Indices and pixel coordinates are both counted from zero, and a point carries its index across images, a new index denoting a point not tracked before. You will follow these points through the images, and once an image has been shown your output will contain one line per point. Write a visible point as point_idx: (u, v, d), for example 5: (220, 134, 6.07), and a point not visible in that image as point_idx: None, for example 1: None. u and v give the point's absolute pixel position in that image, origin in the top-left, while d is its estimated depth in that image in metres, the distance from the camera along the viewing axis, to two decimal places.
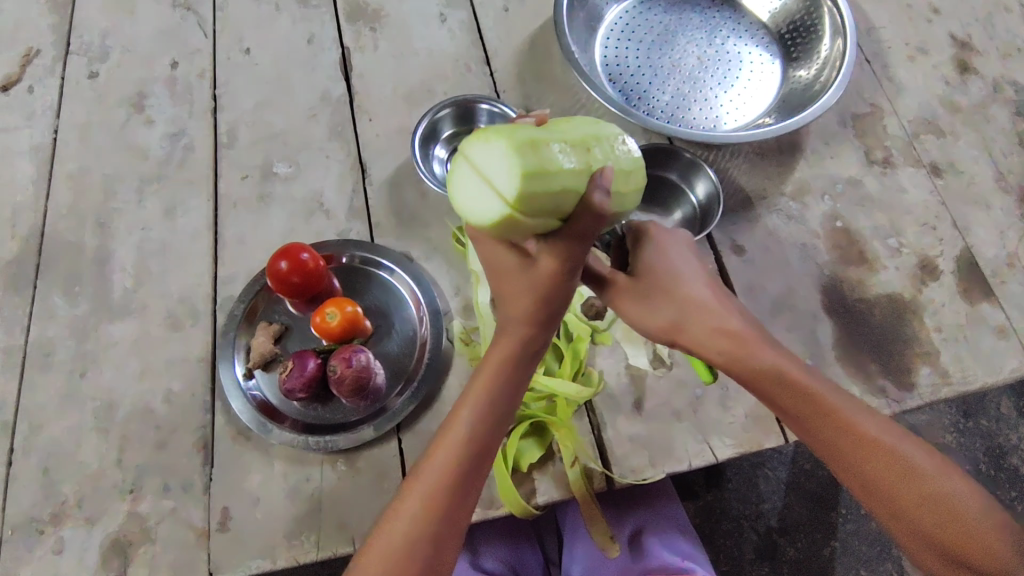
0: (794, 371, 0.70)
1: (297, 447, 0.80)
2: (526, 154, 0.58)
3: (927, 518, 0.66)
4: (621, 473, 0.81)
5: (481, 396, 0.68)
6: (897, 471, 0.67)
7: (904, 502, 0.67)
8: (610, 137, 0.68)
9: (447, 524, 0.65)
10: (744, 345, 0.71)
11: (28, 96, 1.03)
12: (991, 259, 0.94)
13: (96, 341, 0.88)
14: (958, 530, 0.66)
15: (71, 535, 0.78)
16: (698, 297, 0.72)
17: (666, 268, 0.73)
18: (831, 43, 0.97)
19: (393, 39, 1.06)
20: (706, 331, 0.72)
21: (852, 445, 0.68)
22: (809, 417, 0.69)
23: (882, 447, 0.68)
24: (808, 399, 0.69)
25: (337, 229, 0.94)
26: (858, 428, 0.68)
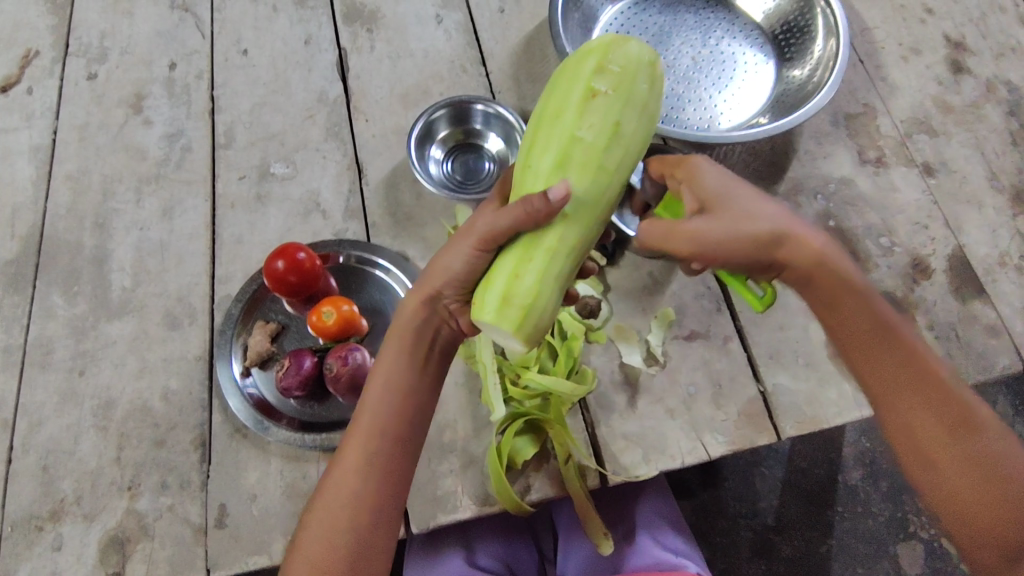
0: (877, 303, 0.68)
1: (294, 445, 0.80)
2: (510, 310, 0.63)
3: (965, 475, 0.61)
4: (615, 470, 0.82)
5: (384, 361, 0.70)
6: (950, 420, 0.63)
7: (945, 451, 0.62)
8: (564, 140, 0.65)
9: (372, 492, 0.66)
10: (828, 266, 0.67)
11: (28, 97, 1.03)
12: (982, 258, 0.94)
13: (94, 339, 0.89)
14: (994, 494, 0.61)
15: (70, 532, 0.79)
16: (787, 219, 0.69)
17: (737, 194, 0.68)
18: (823, 43, 0.98)
19: (389, 40, 1.07)
20: (792, 253, 0.67)
21: (908, 380, 0.65)
22: (873, 345, 0.66)
23: (938, 392, 0.64)
24: (876, 328, 0.67)
25: (333, 228, 0.95)
26: (920, 368, 0.65)
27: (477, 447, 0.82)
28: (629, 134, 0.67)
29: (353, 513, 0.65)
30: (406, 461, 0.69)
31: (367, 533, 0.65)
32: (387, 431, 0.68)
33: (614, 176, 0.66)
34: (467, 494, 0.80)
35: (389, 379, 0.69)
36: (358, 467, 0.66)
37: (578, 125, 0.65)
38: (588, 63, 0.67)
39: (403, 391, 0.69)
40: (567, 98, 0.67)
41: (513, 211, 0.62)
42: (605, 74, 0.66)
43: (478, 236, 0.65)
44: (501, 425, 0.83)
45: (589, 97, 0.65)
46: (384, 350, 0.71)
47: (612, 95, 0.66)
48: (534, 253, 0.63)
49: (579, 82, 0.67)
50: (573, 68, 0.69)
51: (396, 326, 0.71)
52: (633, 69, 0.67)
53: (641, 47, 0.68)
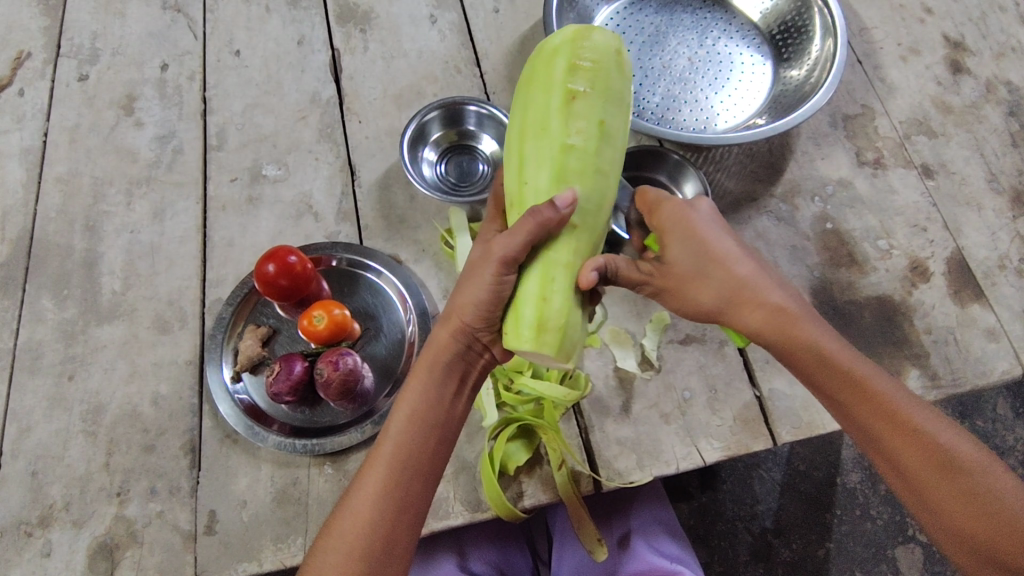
0: (838, 352, 0.66)
1: (285, 450, 0.79)
2: (547, 335, 0.62)
3: (961, 513, 0.61)
4: (609, 476, 0.81)
5: (409, 398, 0.69)
6: (939, 464, 0.62)
7: (940, 494, 0.62)
8: (556, 148, 0.65)
9: (392, 527, 0.64)
10: (793, 321, 0.66)
11: (19, 99, 1.03)
12: (982, 261, 0.93)
13: (84, 343, 0.88)
14: (994, 525, 0.61)
15: (59, 539, 0.78)
16: (749, 272, 0.68)
17: (694, 251, 0.68)
18: (821, 43, 0.97)
19: (383, 40, 1.06)
20: (754, 308, 0.68)
21: (889, 429, 0.64)
22: (850, 400, 0.65)
23: (919, 435, 0.63)
24: (848, 381, 0.65)
25: (326, 231, 0.94)
26: (898, 416, 0.64)
27: (470, 453, 0.82)
28: (614, 131, 0.67)
29: (369, 544, 0.63)
30: (425, 494, 0.67)
31: (380, 565, 0.63)
32: (412, 462, 0.67)
33: (610, 174, 0.67)
34: (459, 500, 0.79)
35: (417, 410, 0.68)
36: (381, 495, 0.65)
37: (567, 133, 0.65)
38: (557, 67, 0.68)
39: (431, 424, 0.69)
40: (547, 107, 0.66)
41: (525, 228, 0.61)
42: (577, 76, 0.66)
43: (499, 261, 0.63)
44: (493, 430, 0.81)
45: (570, 102, 0.66)
46: (413, 380, 0.70)
47: (592, 96, 0.66)
48: (556, 272, 0.63)
49: (554, 89, 0.66)
50: (543, 74, 0.68)
51: (426, 355, 0.70)
52: (603, 65, 0.68)
53: (603, 41, 0.69)
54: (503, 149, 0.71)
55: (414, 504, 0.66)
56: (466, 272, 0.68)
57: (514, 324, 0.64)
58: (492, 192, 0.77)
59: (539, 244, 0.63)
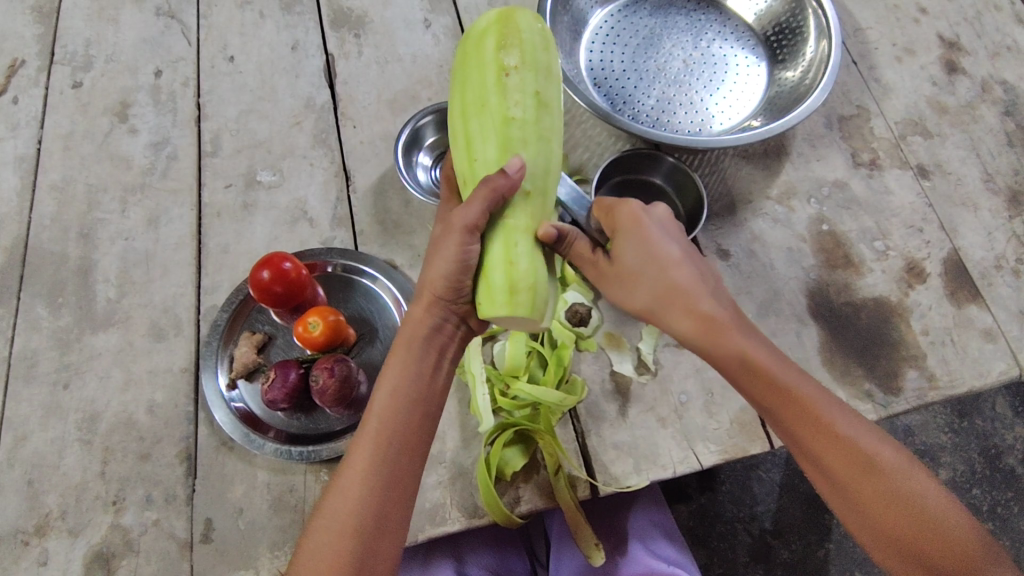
0: (765, 361, 0.66)
1: (281, 457, 0.79)
2: (520, 297, 0.63)
3: (884, 513, 0.62)
4: (606, 481, 0.81)
5: (390, 374, 0.68)
6: (862, 466, 0.63)
7: (863, 497, 0.63)
8: (498, 119, 0.65)
9: (381, 503, 0.64)
10: (721, 329, 0.67)
11: (13, 106, 1.03)
12: (978, 262, 0.93)
13: (80, 352, 0.88)
14: (914, 523, 0.62)
15: (55, 548, 0.78)
16: (687, 278, 0.69)
17: (641, 253, 0.70)
18: (815, 44, 0.96)
19: (377, 45, 1.06)
20: (688, 313, 0.68)
21: (813, 435, 0.64)
22: (781, 408, 0.65)
23: (842, 438, 0.64)
24: (778, 389, 0.65)
25: (321, 237, 0.94)
26: (822, 422, 0.64)
27: (467, 458, 0.81)
28: (551, 99, 0.68)
29: (361, 523, 0.62)
30: (412, 469, 0.67)
31: (374, 542, 0.62)
32: (398, 438, 0.66)
33: (556, 140, 0.68)
34: (456, 506, 0.79)
35: (398, 386, 0.67)
36: (369, 474, 0.64)
37: (507, 106, 0.65)
38: (487, 46, 0.68)
39: (414, 398, 0.67)
40: (483, 84, 0.67)
41: (481, 196, 0.62)
42: (508, 51, 0.67)
43: (461, 231, 0.63)
44: (489, 436, 0.81)
45: (505, 75, 0.66)
46: (391, 360, 0.69)
47: (525, 68, 0.67)
48: (516, 237, 0.64)
49: (487, 66, 0.67)
50: (474, 55, 0.69)
51: (404, 331, 0.70)
52: (530, 40, 0.69)
53: (526, 19, 0.70)
54: (447, 131, 0.72)
55: (405, 479, 0.66)
56: (432, 248, 0.69)
57: (485, 292, 0.65)
58: (444, 175, 0.78)
59: (497, 213, 0.64)
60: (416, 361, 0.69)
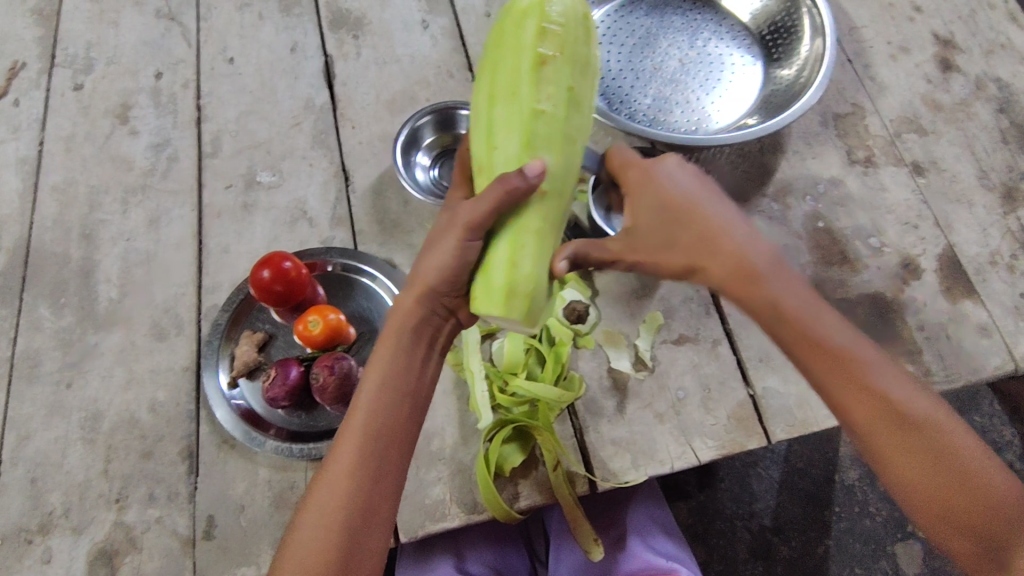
0: (798, 310, 0.65)
1: (282, 455, 0.80)
2: (517, 300, 0.64)
3: (915, 467, 0.61)
4: (604, 476, 0.81)
5: (377, 369, 0.68)
6: (891, 419, 0.62)
7: (897, 451, 0.61)
8: (527, 112, 0.65)
9: (367, 498, 0.64)
10: (750, 279, 0.66)
11: (15, 109, 1.03)
12: (973, 257, 0.94)
13: (82, 352, 0.89)
14: (947, 479, 0.61)
15: (58, 545, 0.79)
16: (710, 224, 0.68)
17: (659, 208, 0.69)
18: (810, 42, 0.98)
19: (375, 46, 1.07)
20: (721, 262, 0.67)
21: (848, 388, 0.63)
22: (815, 358, 0.64)
23: (873, 390, 0.63)
24: (811, 340, 0.64)
25: (321, 236, 0.94)
26: (852, 368, 0.63)
27: (466, 454, 0.82)
28: (582, 99, 0.68)
29: (346, 517, 0.63)
30: (400, 462, 0.67)
31: (360, 536, 0.64)
32: (384, 433, 0.66)
33: (578, 141, 0.68)
34: (455, 502, 0.80)
35: (387, 379, 0.68)
36: (354, 470, 0.65)
37: (536, 99, 0.66)
38: (526, 29, 0.68)
39: (401, 393, 0.68)
40: (518, 72, 0.67)
41: (494, 193, 0.62)
42: (546, 42, 0.67)
43: (469, 225, 0.64)
44: (488, 433, 0.81)
45: (540, 66, 0.66)
46: (378, 354, 0.69)
47: (560, 62, 0.67)
48: (524, 239, 0.64)
49: (524, 54, 0.67)
50: (512, 37, 0.69)
51: (392, 325, 0.70)
52: (570, 32, 0.69)
53: (570, 7, 0.69)
54: (471, 112, 0.72)
55: (391, 474, 0.66)
56: (432, 239, 0.69)
57: (484, 290, 0.65)
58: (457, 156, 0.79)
59: (508, 211, 0.65)
60: (404, 356, 0.69)
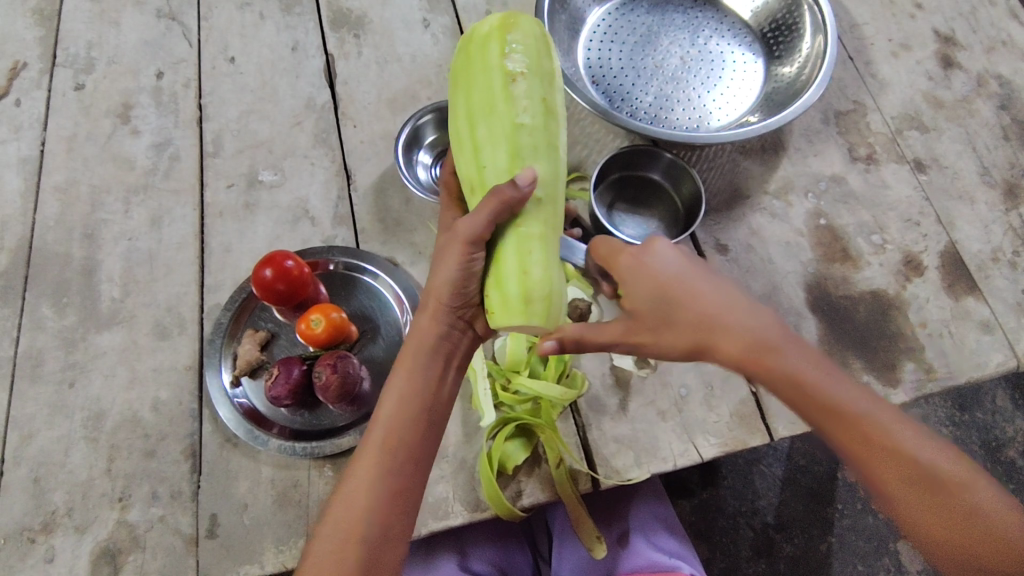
0: (810, 376, 0.62)
1: (285, 454, 0.80)
2: (535, 305, 0.63)
3: (950, 533, 0.59)
4: (606, 474, 0.81)
5: (398, 382, 0.69)
6: (922, 484, 0.59)
7: (931, 517, 0.59)
8: (508, 125, 0.65)
9: (392, 507, 0.65)
10: (767, 352, 0.62)
11: (16, 108, 1.03)
12: (975, 254, 0.94)
13: (85, 351, 0.89)
14: (985, 543, 0.59)
15: (62, 544, 0.79)
16: (713, 298, 0.64)
17: (657, 293, 0.65)
18: (811, 40, 0.98)
19: (376, 45, 1.07)
20: (727, 340, 0.63)
21: (879, 459, 0.60)
22: (832, 426, 0.61)
23: (900, 456, 0.60)
24: (827, 406, 0.61)
25: (323, 235, 0.94)
26: (878, 436, 0.60)
27: (469, 453, 0.82)
28: (556, 107, 0.68)
29: (371, 528, 0.63)
30: (418, 477, 0.68)
31: (383, 547, 0.64)
32: (406, 443, 0.67)
33: (559, 146, 0.68)
34: (459, 500, 0.80)
35: (407, 391, 0.68)
36: (378, 480, 0.65)
37: (515, 112, 0.65)
38: (491, 51, 0.68)
39: (423, 405, 0.69)
40: (489, 91, 0.67)
41: (491, 205, 0.62)
42: (513, 58, 0.67)
43: (469, 238, 0.63)
44: (491, 431, 0.81)
45: (512, 80, 0.66)
46: (398, 366, 0.70)
47: (530, 75, 0.67)
48: (528, 244, 0.64)
49: (493, 73, 0.67)
50: (478, 60, 0.69)
51: (411, 338, 0.71)
52: (534, 45, 0.69)
53: (528, 26, 0.70)
54: (450, 137, 0.72)
55: (412, 482, 0.67)
56: (436, 254, 0.69)
57: (500, 300, 0.65)
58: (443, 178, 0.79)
59: (506, 220, 0.64)
60: (422, 368, 0.70)
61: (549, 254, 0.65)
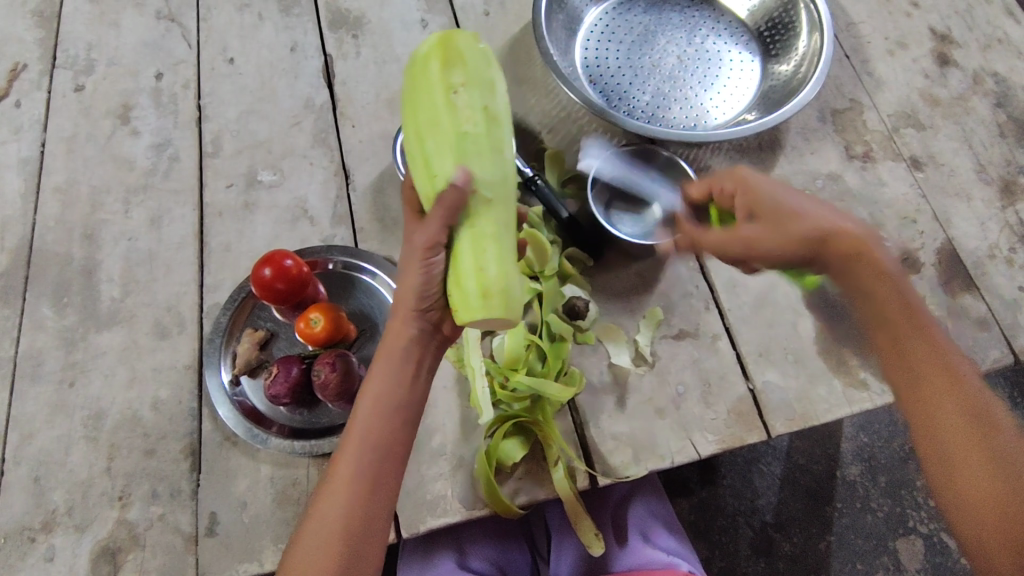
0: (908, 292, 0.69)
1: (284, 452, 0.80)
2: (494, 300, 0.64)
3: (982, 467, 0.59)
4: (604, 471, 0.81)
5: (374, 384, 0.68)
6: (970, 409, 0.62)
7: (961, 443, 0.61)
8: (452, 134, 0.66)
9: (372, 505, 0.66)
10: (866, 252, 0.70)
11: (16, 110, 1.04)
12: (972, 251, 0.94)
13: (85, 350, 0.89)
14: (1014, 491, 0.58)
15: (61, 543, 0.79)
16: (832, 218, 0.73)
17: (786, 201, 0.75)
18: (808, 38, 0.98)
19: (374, 46, 1.07)
20: (843, 237, 0.71)
21: (933, 369, 0.64)
22: (906, 329, 0.66)
23: (958, 380, 0.63)
24: (912, 314, 0.67)
25: (321, 234, 0.95)
26: (943, 358, 0.64)
27: (467, 451, 0.82)
28: (500, 111, 0.68)
29: (352, 526, 0.65)
30: (395, 473, 0.68)
31: (364, 543, 0.65)
32: (383, 444, 0.68)
33: (507, 148, 0.68)
34: (457, 497, 0.80)
35: (381, 392, 0.68)
36: (356, 481, 0.66)
37: (457, 123, 0.66)
38: (430, 65, 0.69)
39: (399, 406, 0.69)
40: (431, 104, 0.67)
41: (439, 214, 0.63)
42: (449, 69, 0.67)
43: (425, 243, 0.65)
44: (489, 429, 0.82)
45: (452, 91, 0.67)
46: (374, 368, 0.69)
47: (468, 83, 0.67)
48: (482, 244, 0.64)
49: (433, 86, 0.67)
50: (420, 76, 0.69)
51: (386, 340, 0.70)
52: (474, 52, 0.69)
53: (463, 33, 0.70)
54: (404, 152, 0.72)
55: (390, 482, 0.68)
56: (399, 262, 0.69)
57: (460, 300, 0.66)
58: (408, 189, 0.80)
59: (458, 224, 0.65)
60: (397, 370, 0.69)
61: (506, 251, 0.66)
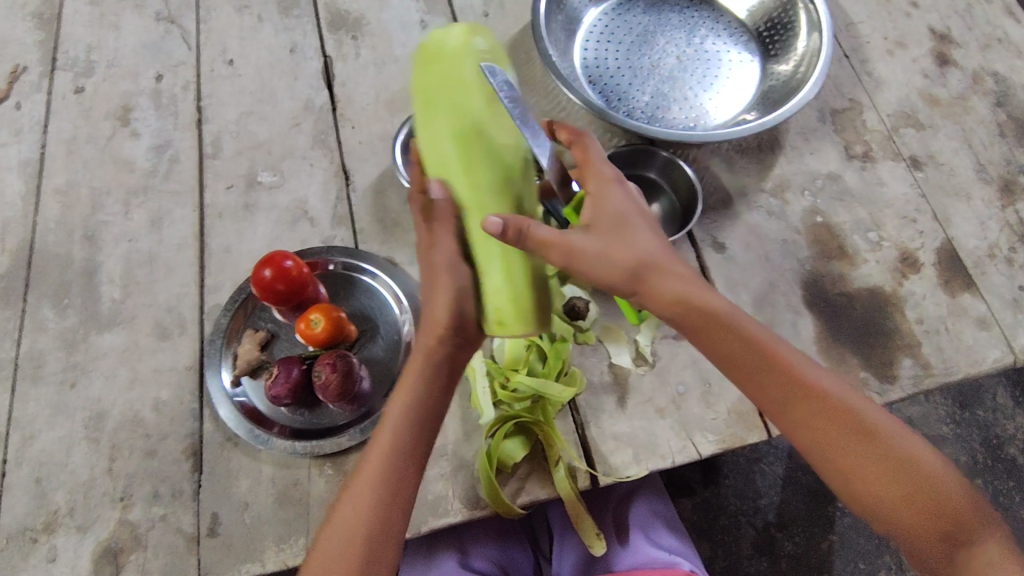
0: (744, 320, 0.70)
1: (285, 453, 0.80)
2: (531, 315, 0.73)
3: (876, 478, 0.66)
4: (605, 471, 0.82)
5: (404, 393, 0.70)
6: (841, 424, 0.67)
7: (849, 465, 0.67)
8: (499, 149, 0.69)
9: (392, 513, 0.66)
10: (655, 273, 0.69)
11: (16, 112, 1.04)
12: (972, 251, 0.94)
13: (86, 351, 0.89)
14: (899, 487, 0.66)
15: (63, 544, 0.79)
16: (642, 235, 0.70)
17: (599, 213, 0.70)
18: (807, 38, 0.98)
19: (374, 47, 1.08)
20: (640, 262, 0.69)
21: (804, 405, 0.68)
22: (760, 367, 0.69)
23: (824, 400, 0.68)
24: (760, 348, 0.69)
25: (322, 235, 0.95)
26: (809, 383, 0.68)
27: (467, 451, 0.82)
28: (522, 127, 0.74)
29: (370, 534, 0.65)
30: (419, 481, 0.69)
31: (380, 551, 0.65)
32: (408, 453, 0.68)
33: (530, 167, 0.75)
34: (458, 497, 0.80)
35: (410, 401, 0.70)
36: (378, 487, 0.66)
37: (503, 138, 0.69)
38: (468, 67, 0.69)
39: (426, 416, 0.70)
40: (476, 110, 0.69)
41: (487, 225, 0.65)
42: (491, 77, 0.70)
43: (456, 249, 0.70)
44: (489, 429, 0.82)
45: (495, 96, 0.70)
46: (406, 377, 0.71)
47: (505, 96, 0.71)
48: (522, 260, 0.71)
49: (476, 92, 0.69)
50: (455, 74, 0.69)
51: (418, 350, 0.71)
52: (496, 61, 0.73)
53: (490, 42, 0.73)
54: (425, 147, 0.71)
55: (409, 491, 0.68)
56: (434, 273, 0.72)
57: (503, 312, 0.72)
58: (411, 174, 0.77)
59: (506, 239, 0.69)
60: (428, 381, 0.70)
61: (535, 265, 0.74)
